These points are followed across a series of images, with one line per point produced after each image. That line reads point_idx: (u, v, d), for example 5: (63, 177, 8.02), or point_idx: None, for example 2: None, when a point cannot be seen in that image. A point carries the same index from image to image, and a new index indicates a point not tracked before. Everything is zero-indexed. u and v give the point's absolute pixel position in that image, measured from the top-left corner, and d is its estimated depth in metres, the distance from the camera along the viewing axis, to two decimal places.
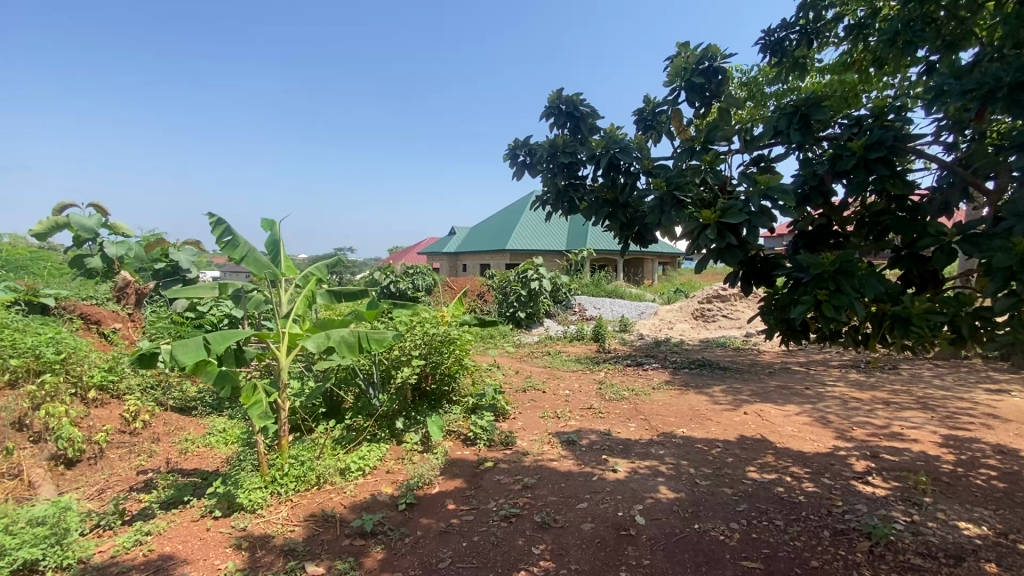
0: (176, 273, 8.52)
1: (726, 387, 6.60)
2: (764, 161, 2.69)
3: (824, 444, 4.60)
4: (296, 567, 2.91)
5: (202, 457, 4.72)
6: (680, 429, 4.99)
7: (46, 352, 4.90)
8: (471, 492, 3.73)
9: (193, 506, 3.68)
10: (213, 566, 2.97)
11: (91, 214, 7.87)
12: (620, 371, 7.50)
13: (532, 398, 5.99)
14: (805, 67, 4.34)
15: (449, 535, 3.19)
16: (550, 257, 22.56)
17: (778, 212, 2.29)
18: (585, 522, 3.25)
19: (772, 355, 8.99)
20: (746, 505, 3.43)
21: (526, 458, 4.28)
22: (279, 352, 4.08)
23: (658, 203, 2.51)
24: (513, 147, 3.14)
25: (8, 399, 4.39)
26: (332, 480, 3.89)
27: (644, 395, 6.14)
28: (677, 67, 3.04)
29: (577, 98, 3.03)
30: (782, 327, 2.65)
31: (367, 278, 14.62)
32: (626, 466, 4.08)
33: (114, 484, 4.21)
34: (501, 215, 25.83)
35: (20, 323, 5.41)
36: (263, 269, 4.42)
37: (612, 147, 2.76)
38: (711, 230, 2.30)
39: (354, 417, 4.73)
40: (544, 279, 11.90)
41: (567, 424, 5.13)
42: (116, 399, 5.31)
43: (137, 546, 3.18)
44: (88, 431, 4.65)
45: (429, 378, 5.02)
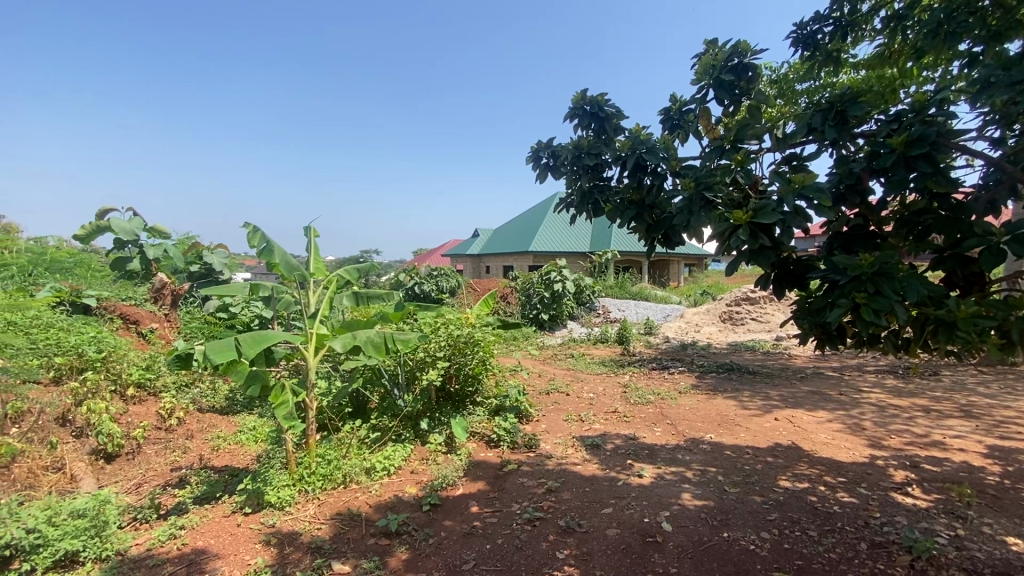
0: (210, 275, 8.85)
1: (755, 392, 6.44)
2: (796, 160, 2.61)
3: (859, 453, 4.43)
4: (324, 564, 2.95)
5: (233, 454, 4.83)
6: (707, 435, 4.88)
7: (88, 351, 5.13)
8: (495, 494, 3.73)
9: (224, 501, 3.78)
10: (243, 561, 3.03)
11: (131, 218, 8.21)
12: (645, 374, 7.40)
13: (556, 400, 5.96)
14: (839, 61, 4.19)
15: (472, 538, 3.18)
16: (574, 259, 22.44)
17: (813, 213, 2.22)
18: (610, 527, 3.21)
19: (804, 359, 8.73)
20: (778, 514, 3.33)
21: (550, 461, 4.26)
22: (307, 352, 4.15)
23: (687, 204, 2.47)
24: (537, 148, 3.13)
25: (53, 395, 4.59)
26: (358, 479, 3.95)
27: (670, 399, 6.04)
28: (705, 66, 2.97)
29: (602, 98, 3.00)
30: (817, 331, 2.56)
31: (393, 280, 14.83)
32: (652, 471, 4.01)
33: (150, 479, 4.36)
34: (524, 217, 25.85)
35: (65, 323, 5.65)
36: (294, 272, 4.54)
37: (638, 148, 2.73)
38: (743, 231, 2.24)
39: (379, 417, 4.76)
40: (567, 281, 11.86)
41: (591, 428, 5.08)
42: (153, 397, 5.51)
43: (171, 540, 3.28)
44: (126, 427, 4.84)
45: (453, 379, 5.04)
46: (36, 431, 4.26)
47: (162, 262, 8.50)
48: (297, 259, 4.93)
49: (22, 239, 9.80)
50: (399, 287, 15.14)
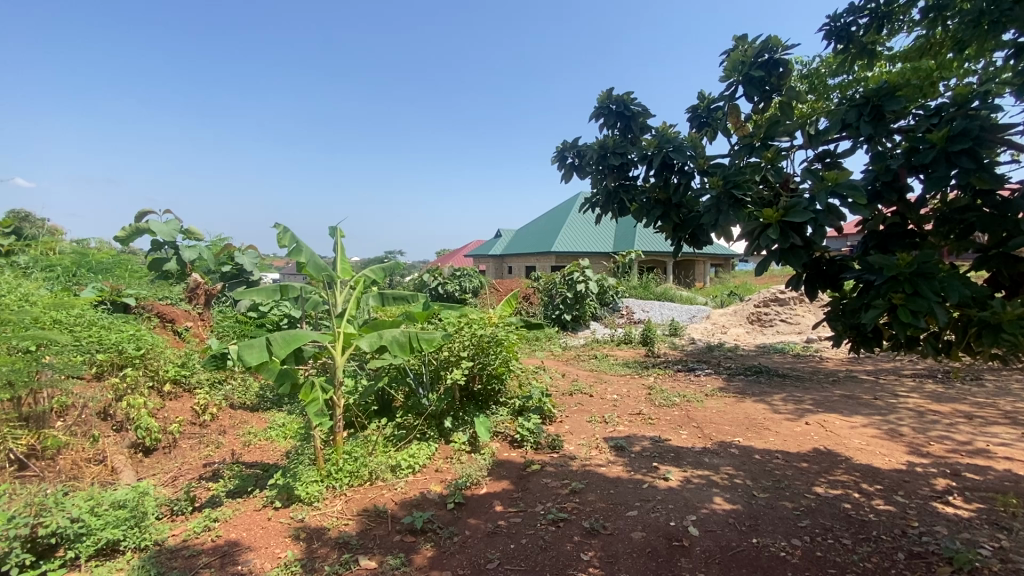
0: (241, 276, 9.10)
1: (785, 395, 6.28)
2: (829, 157, 2.54)
3: (896, 460, 4.28)
4: (351, 559, 3.00)
5: (264, 450, 4.96)
6: (735, 438, 4.79)
7: (127, 348, 5.31)
8: (519, 494, 3.73)
9: (256, 495, 3.88)
10: (274, 554, 3.11)
11: (167, 220, 8.52)
12: (670, 376, 7.29)
13: (579, 401, 5.94)
14: (874, 54, 4.06)
15: (496, 537, 3.20)
16: (597, 259, 22.27)
17: (847, 211, 2.16)
18: (635, 530, 3.18)
19: (836, 362, 8.48)
20: (809, 520, 3.25)
21: (573, 462, 4.24)
22: (335, 351, 4.23)
23: (715, 203, 2.43)
24: (562, 148, 3.13)
25: (96, 390, 4.76)
26: (384, 476, 4.00)
27: (696, 401, 5.95)
28: (734, 61, 2.90)
29: (628, 97, 2.98)
30: (852, 333, 2.48)
31: (416, 281, 14.99)
32: (678, 474, 3.96)
33: (185, 472, 4.51)
34: (547, 217, 25.78)
35: (107, 321, 5.90)
36: (321, 272, 4.63)
37: (665, 147, 2.71)
38: (773, 230, 2.19)
39: (404, 416, 4.82)
40: (590, 281, 11.78)
41: (615, 430, 5.04)
42: (188, 393, 5.72)
43: (206, 531, 3.39)
44: (164, 422, 5.03)
45: (476, 379, 5.07)
46: (80, 425, 4.45)
47: (197, 263, 8.74)
48: (325, 260, 5.04)
49: (66, 241, 10.25)
50: (423, 287, 15.30)
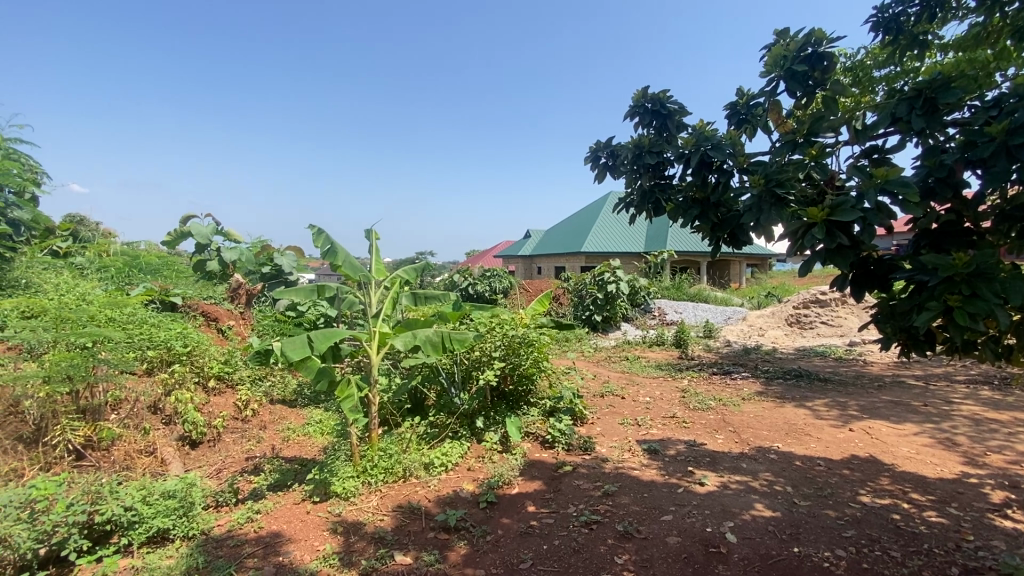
0: (279, 276, 9.41)
1: (828, 401, 6.05)
2: (878, 152, 2.43)
3: (949, 470, 4.07)
4: (387, 555, 3.06)
5: (302, 445, 5.11)
6: (774, 444, 4.65)
7: (175, 345, 5.56)
8: (551, 495, 3.72)
9: (295, 489, 4.01)
10: (313, 546, 3.19)
11: (209, 223, 8.89)
12: (705, 379, 7.14)
13: (611, 403, 5.88)
14: (926, 44, 3.87)
15: (529, 537, 3.20)
16: (628, 260, 21.99)
17: (898, 209, 2.08)
18: (670, 535, 3.12)
19: (882, 367, 8.12)
20: (854, 531, 3.12)
21: (606, 465, 4.20)
22: (370, 350, 4.34)
23: (756, 202, 2.37)
24: (596, 148, 3.11)
25: (147, 385, 4.98)
26: (417, 474, 4.06)
27: (733, 405, 5.81)
28: (775, 56, 2.82)
29: (664, 95, 2.94)
30: (903, 336, 2.38)
31: (447, 281, 15.14)
32: (714, 479, 3.87)
33: (229, 465, 4.70)
34: (576, 217, 25.63)
35: (156, 320, 6.19)
36: (357, 272, 4.75)
37: (702, 145, 2.66)
38: (818, 229, 2.12)
39: (437, 414, 4.88)
40: (621, 282, 11.64)
41: (648, 433, 4.96)
42: (231, 389, 5.95)
43: (249, 522, 3.52)
44: (209, 416, 5.25)
45: (507, 379, 5.07)
46: (132, 418, 4.66)
47: (238, 264, 9.06)
48: (360, 261, 5.15)
49: (118, 244, 10.81)
50: (454, 287, 15.45)
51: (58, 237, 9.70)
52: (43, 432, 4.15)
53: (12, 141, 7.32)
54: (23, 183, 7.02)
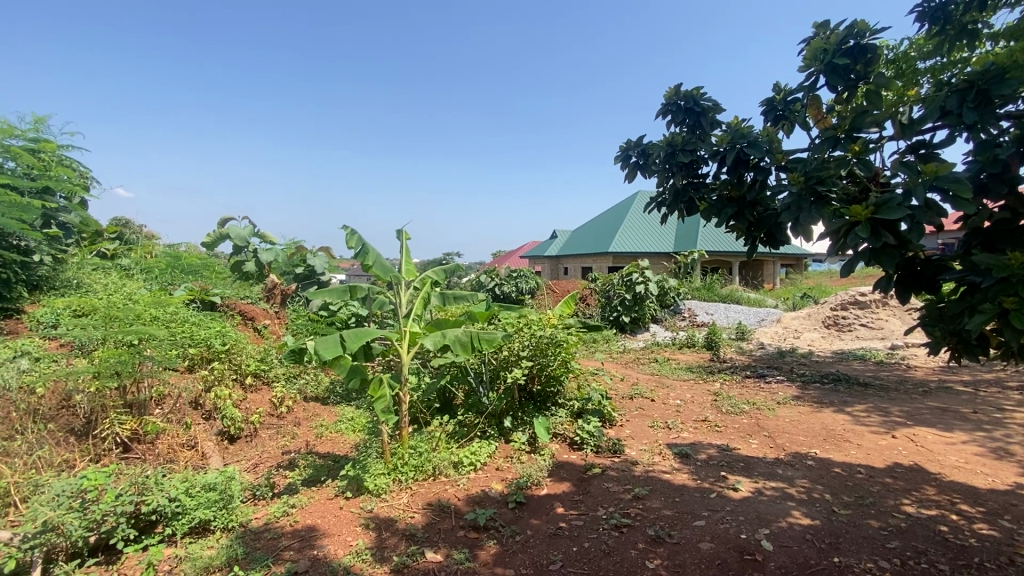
0: (312, 277, 9.65)
1: (868, 406, 5.83)
2: (925, 147, 2.33)
3: (1001, 481, 3.86)
4: (418, 552, 3.09)
5: (334, 442, 5.22)
6: (811, 450, 4.50)
7: (215, 343, 5.76)
8: (580, 497, 3.70)
9: (328, 485, 4.10)
10: (346, 541, 3.26)
11: (246, 225, 9.19)
12: (737, 382, 6.97)
13: (640, 406, 5.80)
14: (977, 34, 3.68)
15: (559, 539, 3.18)
16: (657, 260, 21.67)
17: (949, 206, 1.99)
18: (703, 540, 3.06)
19: (927, 371, 7.77)
20: (899, 542, 3.00)
21: (636, 468, 4.15)
22: (401, 349, 4.40)
23: (795, 201, 2.30)
24: (626, 147, 3.08)
25: (188, 381, 5.18)
26: (447, 472, 4.11)
27: (767, 410, 5.65)
28: (815, 50, 2.74)
29: (697, 92, 2.89)
30: (954, 340, 2.28)
31: (473, 282, 15.22)
32: (749, 485, 3.77)
33: (265, 460, 4.84)
34: (604, 217, 25.40)
35: (196, 318, 6.42)
36: (387, 272, 4.81)
37: (738, 143, 2.60)
38: (862, 227, 2.05)
39: (466, 413, 4.91)
40: (650, 282, 11.48)
41: (679, 437, 4.88)
42: (267, 386, 6.13)
43: (285, 516, 3.62)
44: (246, 412, 5.43)
45: (535, 379, 5.05)
46: (175, 413, 4.85)
47: (273, 265, 9.32)
48: (391, 262, 5.23)
49: (160, 245, 11.26)
50: (481, 287, 15.52)
51: (105, 239, 10.17)
52: (93, 425, 4.37)
53: (65, 149, 7.71)
54: (75, 189, 7.39)
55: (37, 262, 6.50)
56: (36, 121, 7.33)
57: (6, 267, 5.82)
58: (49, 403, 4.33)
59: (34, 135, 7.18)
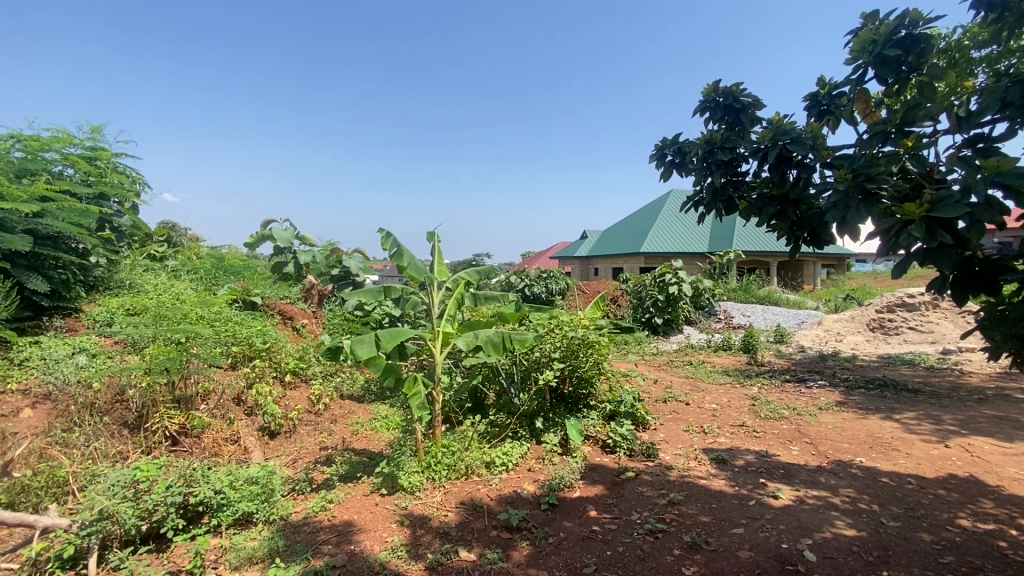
0: (348, 278, 9.88)
1: (918, 414, 5.55)
2: (983, 141, 2.21)
3: None
4: (452, 550, 3.12)
5: (370, 439, 5.33)
6: (856, 458, 4.32)
7: (256, 342, 5.97)
8: (613, 501, 3.66)
9: (364, 481, 4.18)
10: (382, 537, 3.32)
11: (286, 227, 9.49)
12: (777, 387, 6.75)
13: (674, 409, 5.69)
14: None
15: (592, 542, 3.16)
16: (690, 261, 21.22)
17: (1012, 203, 1.88)
18: (742, 549, 2.98)
19: (983, 377, 7.34)
20: (953, 557, 2.84)
21: (671, 472, 4.08)
22: (434, 349, 4.45)
23: (842, 198, 2.22)
24: (662, 145, 3.03)
25: (231, 378, 5.39)
26: (479, 471, 4.14)
27: (808, 415, 5.46)
28: (863, 41, 2.63)
29: (737, 88, 2.83)
30: (1017, 346, 2.15)
31: (503, 282, 15.26)
32: (790, 493, 3.65)
33: (304, 455, 4.98)
34: (635, 217, 25.05)
35: (239, 317, 6.67)
36: (420, 273, 4.85)
37: (780, 139, 2.52)
38: (917, 226, 1.95)
39: (497, 413, 4.92)
40: (683, 283, 11.25)
41: (715, 442, 4.77)
42: (305, 383, 6.31)
43: (323, 511, 3.71)
44: (286, 409, 5.60)
45: (567, 381, 5.02)
46: (219, 408, 5.04)
47: (310, 266, 9.57)
48: (424, 263, 5.30)
49: (205, 247, 11.74)
50: (510, 288, 15.55)
51: (155, 241, 10.67)
52: (144, 419, 4.59)
53: (119, 157, 8.13)
54: (127, 195, 7.79)
55: (93, 263, 6.88)
56: (93, 131, 7.75)
57: (65, 269, 6.18)
58: (105, 397, 4.59)
59: (91, 144, 7.60)
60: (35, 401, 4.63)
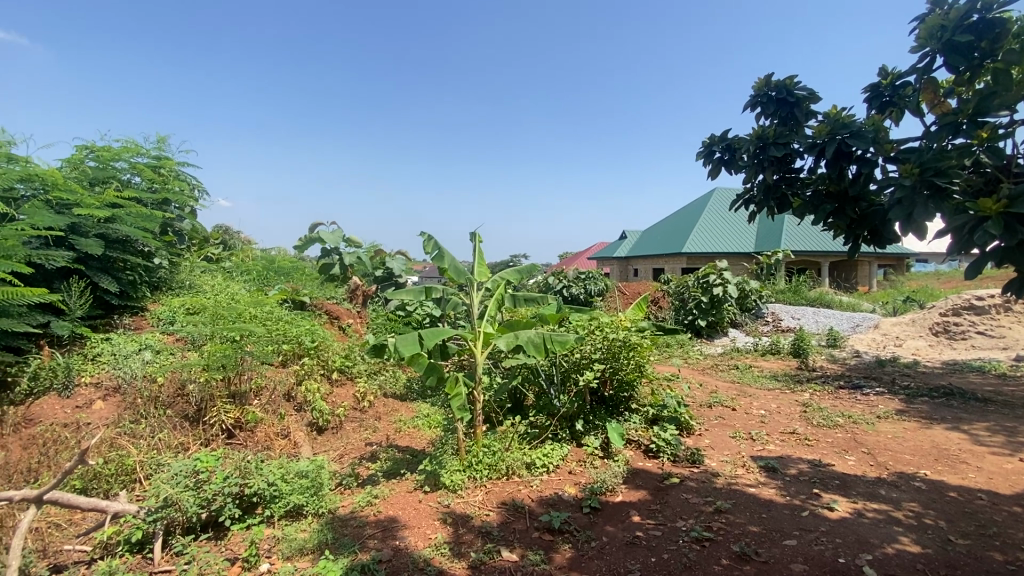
0: (390, 279, 10.15)
1: (989, 425, 5.16)
2: None
3: None
4: (494, 549, 3.14)
5: (412, 436, 5.44)
6: (920, 471, 4.06)
7: (305, 341, 6.17)
8: (657, 507, 3.58)
9: (407, 478, 4.26)
10: (426, 534, 3.38)
11: (333, 231, 9.84)
12: (830, 393, 6.44)
13: (720, 415, 5.52)
14: None
15: (636, 548, 3.10)
16: (735, 261, 20.54)
17: None
18: (795, 561, 2.85)
19: None
20: None
21: (717, 479, 3.96)
22: (475, 349, 4.48)
23: (907, 194, 2.10)
24: (710, 142, 2.95)
25: (282, 375, 5.62)
26: (520, 472, 4.14)
27: (865, 424, 5.18)
28: (931, 28, 2.47)
29: (791, 81, 2.72)
30: None
31: (542, 283, 15.22)
32: (846, 505, 3.47)
33: (350, 451, 5.13)
34: (677, 217, 24.48)
35: (289, 317, 6.94)
36: (460, 275, 4.91)
37: (839, 133, 2.41)
38: (994, 223, 1.82)
39: (537, 415, 4.90)
40: (729, 285, 10.90)
41: (764, 449, 4.59)
42: (350, 381, 6.50)
43: (369, 505, 3.82)
44: (332, 406, 5.78)
45: (608, 384, 4.95)
46: (272, 403, 5.26)
47: (355, 267, 9.82)
48: (465, 264, 5.35)
49: (257, 250, 12.28)
50: (549, 290, 15.49)
51: (212, 244, 11.25)
52: (203, 412, 4.85)
53: (181, 165, 8.62)
54: (188, 200, 8.25)
55: (157, 265, 7.32)
56: (158, 141, 8.25)
57: (132, 271, 6.61)
58: (167, 392, 4.88)
59: (157, 153, 8.10)
60: (106, 393, 4.98)
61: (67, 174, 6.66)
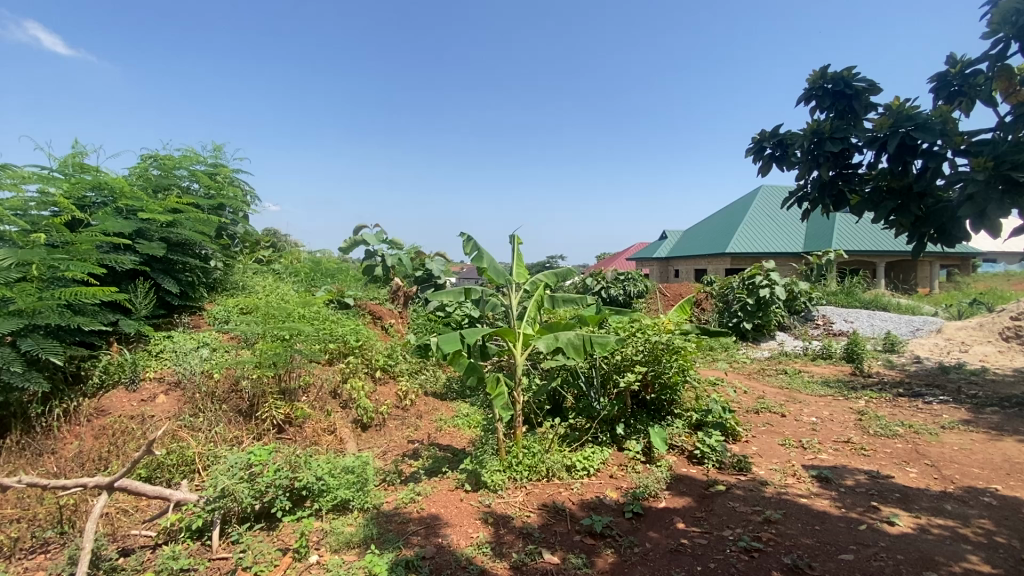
0: (430, 280, 10.32)
1: None
2: None
3: None
4: (536, 551, 3.14)
5: (453, 435, 5.50)
6: (991, 485, 3.79)
7: (350, 340, 6.36)
8: (703, 515, 3.49)
9: (449, 476, 4.32)
10: (468, 532, 3.42)
11: (376, 232, 10.07)
12: (888, 400, 6.09)
13: (768, 421, 5.32)
14: None
15: (681, 556, 3.03)
16: (783, 262, 19.77)
17: None
18: None
19: None
20: None
21: (766, 488, 3.82)
22: (515, 350, 4.49)
23: (980, 190, 1.97)
24: (760, 138, 2.86)
25: (328, 373, 5.81)
26: (560, 475, 4.12)
27: (928, 434, 4.87)
28: (1007, 10, 2.31)
29: (848, 73, 2.61)
30: None
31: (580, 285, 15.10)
32: (908, 520, 3.27)
33: (393, 448, 5.25)
34: (720, 216, 23.77)
35: (335, 317, 7.16)
36: (500, 275, 4.95)
37: (903, 126, 2.29)
38: None
39: (577, 417, 4.86)
40: (776, 286, 10.35)
41: (816, 458, 4.39)
42: (393, 380, 6.64)
43: (413, 502, 3.89)
44: (376, 403, 5.93)
45: (649, 387, 4.85)
46: (319, 400, 5.45)
47: (396, 269, 10.04)
48: (504, 266, 5.38)
49: (304, 252, 12.74)
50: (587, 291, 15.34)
51: (263, 247, 11.76)
52: (255, 407, 5.07)
53: (235, 171, 9.06)
54: (240, 205, 8.65)
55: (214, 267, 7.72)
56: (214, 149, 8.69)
57: (191, 272, 6.99)
58: (223, 387, 5.13)
59: (214, 161, 8.56)
60: (168, 387, 5.28)
61: (133, 182, 7.13)
